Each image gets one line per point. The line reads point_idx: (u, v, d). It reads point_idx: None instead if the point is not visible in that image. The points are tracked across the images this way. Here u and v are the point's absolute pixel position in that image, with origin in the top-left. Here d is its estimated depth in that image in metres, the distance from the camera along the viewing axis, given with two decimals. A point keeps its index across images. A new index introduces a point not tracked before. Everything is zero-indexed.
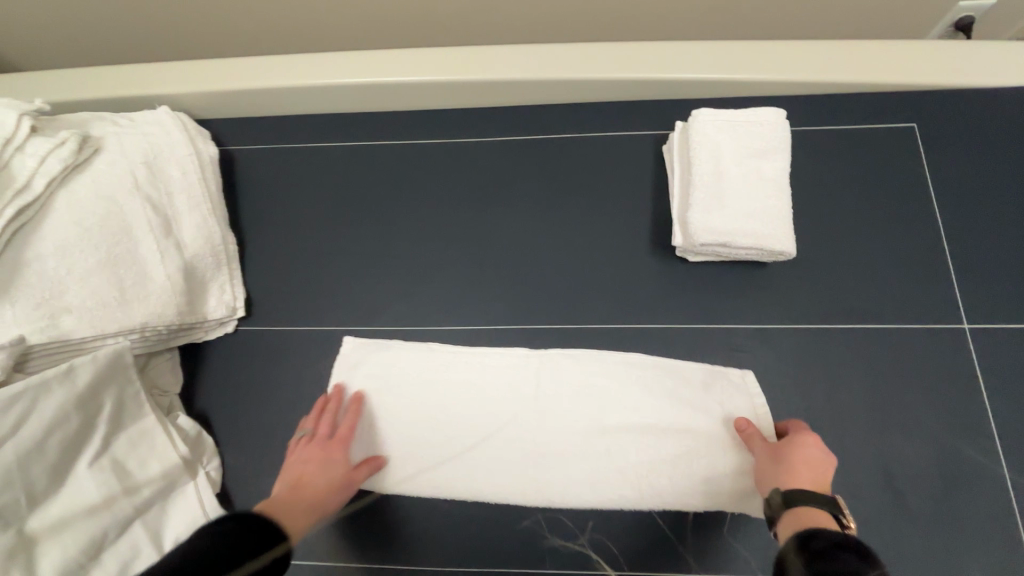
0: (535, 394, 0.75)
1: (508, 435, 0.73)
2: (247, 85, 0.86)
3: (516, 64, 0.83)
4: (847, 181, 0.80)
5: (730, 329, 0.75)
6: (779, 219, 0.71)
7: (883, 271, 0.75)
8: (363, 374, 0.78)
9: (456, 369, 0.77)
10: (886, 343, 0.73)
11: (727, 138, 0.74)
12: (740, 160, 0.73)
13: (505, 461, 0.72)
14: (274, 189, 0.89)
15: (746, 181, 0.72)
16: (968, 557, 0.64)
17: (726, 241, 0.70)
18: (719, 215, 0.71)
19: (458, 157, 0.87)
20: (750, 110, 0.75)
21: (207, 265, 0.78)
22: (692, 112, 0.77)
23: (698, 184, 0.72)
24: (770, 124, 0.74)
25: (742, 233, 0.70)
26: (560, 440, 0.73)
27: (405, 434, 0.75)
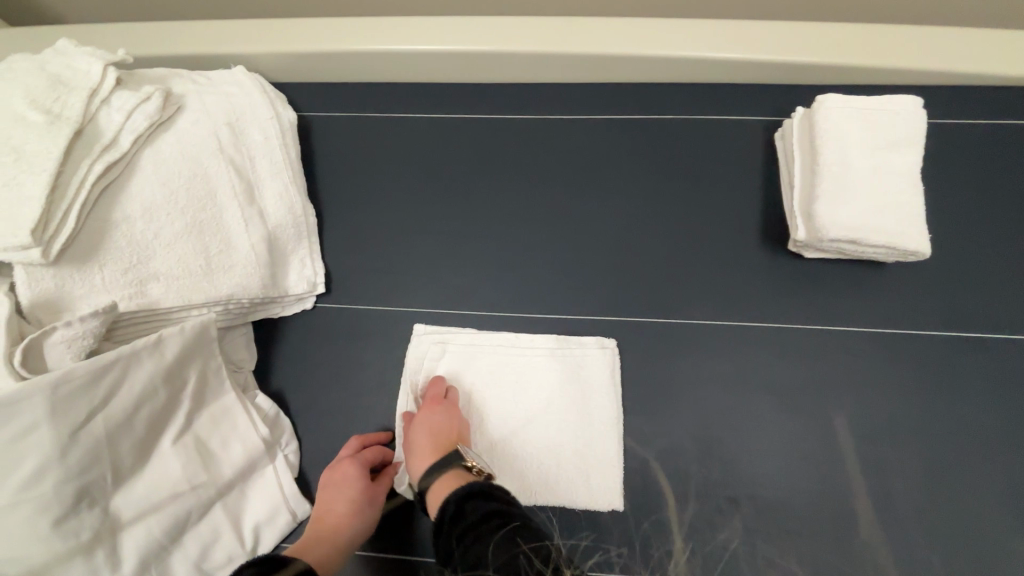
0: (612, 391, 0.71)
1: (579, 434, 0.70)
2: (332, 47, 0.81)
3: (621, 37, 0.77)
4: (976, 180, 0.74)
5: (846, 332, 0.71)
6: (914, 216, 0.66)
7: (1012, 279, 0.71)
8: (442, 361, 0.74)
9: (541, 363, 0.73)
10: (1011, 355, 0.69)
11: (857, 126, 0.68)
12: (872, 152, 0.68)
13: (573, 461, 0.69)
14: (352, 159, 0.84)
15: (879, 175, 0.67)
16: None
17: (857, 238, 0.65)
18: (849, 209, 0.66)
19: (550, 134, 0.82)
20: (882, 98, 0.69)
21: (288, 237, 0.74)
22: (816, 98, 0.72)
23: (826, 175, 0.67)
24: (904, 114, 0.68)
25: (874, 230, 0.65)
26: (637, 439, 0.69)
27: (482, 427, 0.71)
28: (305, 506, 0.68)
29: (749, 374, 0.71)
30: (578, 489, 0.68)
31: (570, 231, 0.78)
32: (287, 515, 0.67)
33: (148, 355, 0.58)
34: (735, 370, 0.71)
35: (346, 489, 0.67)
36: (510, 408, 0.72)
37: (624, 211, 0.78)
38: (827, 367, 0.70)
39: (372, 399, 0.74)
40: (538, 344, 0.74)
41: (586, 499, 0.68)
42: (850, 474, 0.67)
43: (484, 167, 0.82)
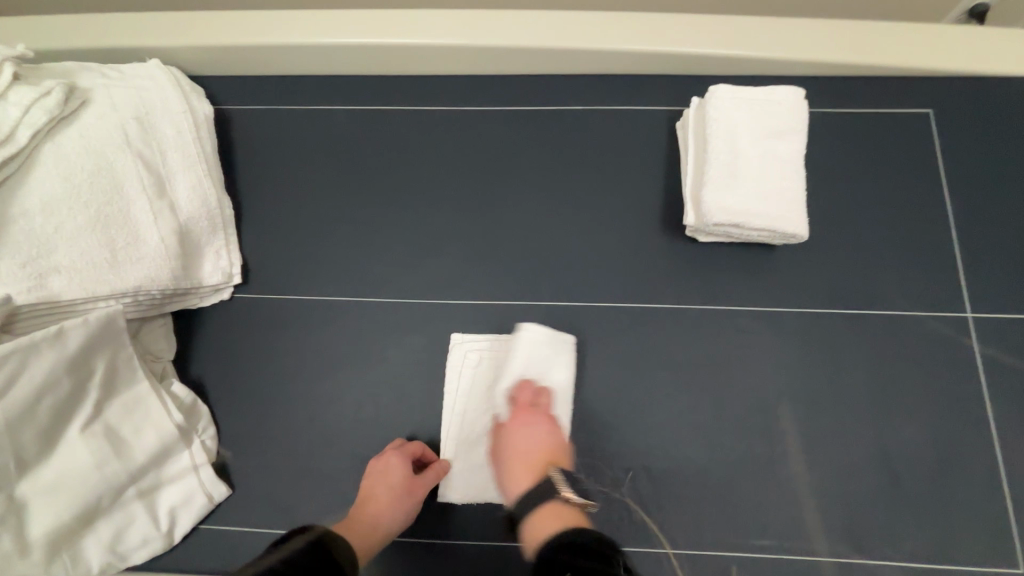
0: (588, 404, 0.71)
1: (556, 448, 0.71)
2: (247, 41, 0.82)
3: (528, 31, 0.80)
4: (860, 166, 0.79)
5: (737, 312, 0.75)
6: (792, 201, 0.70)
7: (892, 258, 0.75)
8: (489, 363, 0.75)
9: (556, 359, 0.72)
10: (891, 330, 0.73)
11: (744, 116, 0.72)
12: (757, 140, 0.71)
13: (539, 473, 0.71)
14: (271, 152, 0.85)
15: (763, 162, 0.71)
16: (957, 543, 0.66)
17: (738, 222, 0.69)
18: (733, 195, 0.69)
19: (465, 125, 0.84)
20: (768, 88, 0.73)
21: (203, 229, 0.75)
22: (709, 89, 0.75)
23: (713, 163, 0.71)
24: (787, 104, 0.72)
25: (755, 214, 0.69)
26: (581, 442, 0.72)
27: (482, 429, 0.73)
28: (221, 489, 0.71)
29: (648, 353, 0.74)
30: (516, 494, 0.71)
31: (483, 219, 0.81)
32: (203, 498, 0.69)
33: (51, 346, 0.60)
34: (636, 350, 0.75)
35: (389, 476, 0.68)
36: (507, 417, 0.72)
37: (535, 199, 0.81)
38: (720, 345, 0.74)
39: (290, 385, 0.77)
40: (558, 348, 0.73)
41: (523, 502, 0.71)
42: (737, 444, 0.71)
43: (401, 158, 0.84)
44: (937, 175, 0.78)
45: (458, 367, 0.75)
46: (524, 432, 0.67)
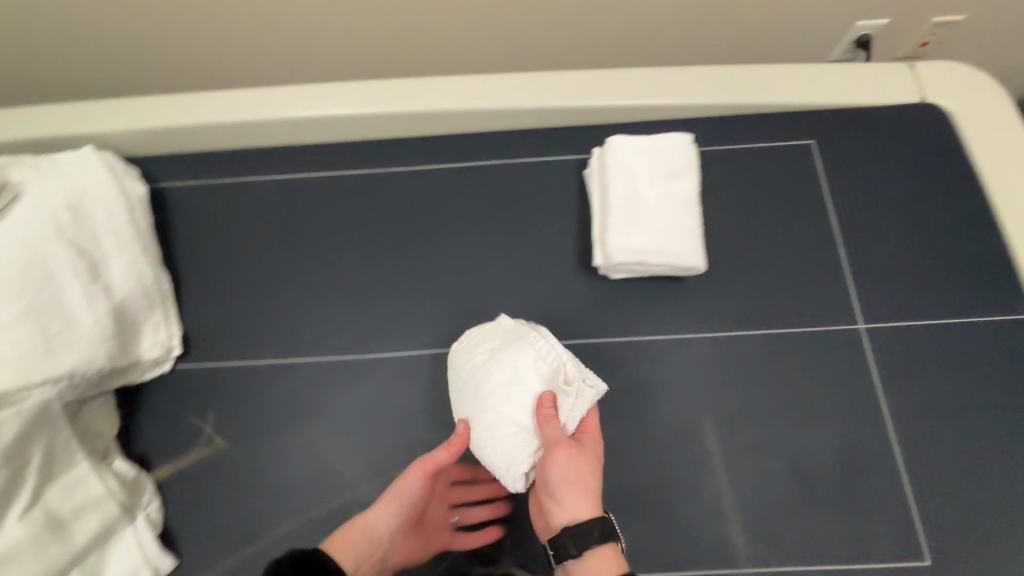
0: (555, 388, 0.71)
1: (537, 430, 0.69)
2: (178, 122, 0.87)
3: (443, 95, 0.87)
4: (754, 196, 0.86)
5: (653, 340, 0.80)
6: (689, 236, 0.76)
7: (789, 278, 0.82)
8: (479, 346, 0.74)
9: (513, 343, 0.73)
10: (792, 345, 0.79)
11: (639, 162, 0.79)
12: (653, 183, 0.78)
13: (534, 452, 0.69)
14: (209, 224, 0.90)
15: (660, 200, 0.77)
16: (870, 540, 0.71)
17: (641, 259, 0.74)
18: (635, 234, 0.75)
19: (392, 185, 0.90)
20: (658, 136, 0.80)
21: (140, 306, 0.78)
22: (607, 139, 0.82)
23: (615, 206, 0.77)
24: (677, 149, 0.79)
25: (655, 251, 0.75)
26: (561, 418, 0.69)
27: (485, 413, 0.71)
28: (168, 560, 0.72)
29: None
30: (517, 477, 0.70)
31: (413, 271, 0.86)
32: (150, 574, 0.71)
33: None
34: None
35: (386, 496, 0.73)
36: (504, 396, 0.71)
37: (460, 249, 0.86)
38: (640, 372, 0.79)
39: (233, 448, 0.79)
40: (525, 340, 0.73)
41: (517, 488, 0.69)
42: (662, 466, 0.75)
43: (333, 220, 0.89)
44: (822, 198, 0.86)
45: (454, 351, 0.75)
46: (576, 467, 0.67)
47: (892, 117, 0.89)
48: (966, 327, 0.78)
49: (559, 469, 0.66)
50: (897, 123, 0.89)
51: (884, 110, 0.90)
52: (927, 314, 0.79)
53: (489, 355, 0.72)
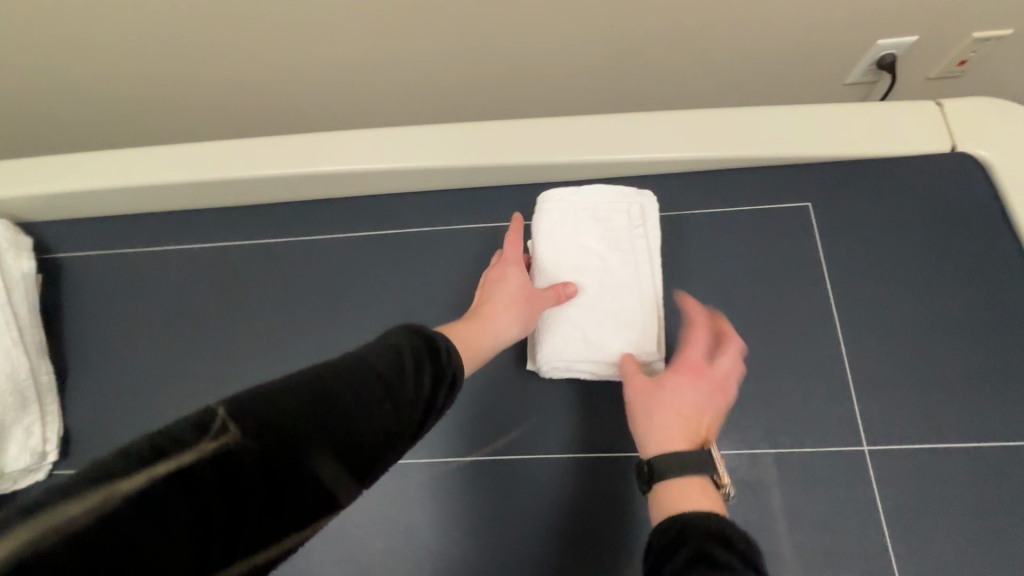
0: (610, 269, 0.61)
1: (600, 259, 0.61)
2: (58, 187, 0.75)
3: (358, 150, 0.72)
4: (733, 275, 0.70)
5: (603, 459, 0.65)
6: (644, 328, 0.60)
7: (773, 382, 0.66)
8: (620, 268, 0.61)
9: (628, 268, 0.61)
10: (775, 468, 0.64)
11: (584, 230, 0.62)
12: (603, 255, 0.61)
13: (602, 323, 0.60)
14: (103, 303, 0.79)
15: (608, 280, 0.61)
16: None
17: (583, 369, 0.60)
18: (574, 330, 0.60)
19: (305, 256, 0.77)
20: (611, 191, 0.62)
21: (7, 408, 0.68)
22: (546, 193, 0.65)
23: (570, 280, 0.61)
24: (636, 211, 0.62)
25: (599, 354, 0.60)
26: (615, 303, 0.60)
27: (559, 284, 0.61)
28: None
29: (498, 517, 0.64)
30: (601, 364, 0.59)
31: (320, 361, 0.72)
32: None
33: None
34: (486, 512, 0.65)
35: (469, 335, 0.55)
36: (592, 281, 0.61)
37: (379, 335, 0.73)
38: (581, 501, 0.64)
39: None
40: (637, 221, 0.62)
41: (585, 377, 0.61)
42: None
43: (235, 297, 0.77)
44: (818, 279, 0.69)
45: (561, 244, 0.62)
46: (674, 395, 0.55)
47: (918, 172, 0.71)
48: (1004, 453, 0.61)
49: (666, 397, 0.55)
50: (924, 180, 0.71)
51: (908, 163, 0.72)
52: (949, 436, 0.62)
53: (566, 256, 0.61)
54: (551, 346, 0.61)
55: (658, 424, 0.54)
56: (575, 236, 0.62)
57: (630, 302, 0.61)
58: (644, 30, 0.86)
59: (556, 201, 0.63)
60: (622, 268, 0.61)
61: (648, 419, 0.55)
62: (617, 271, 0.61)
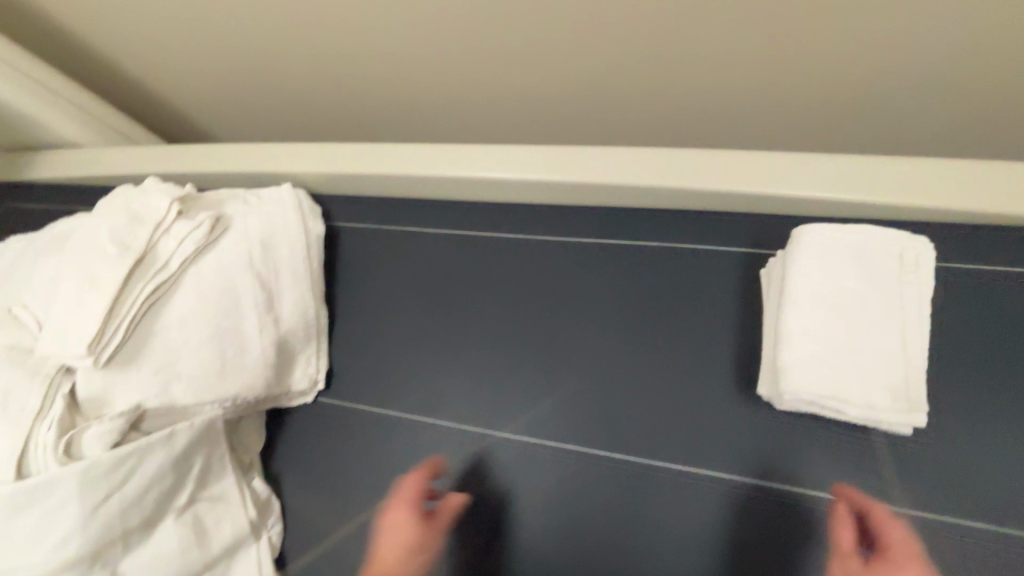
0: (876, 310, 0.59)
1: (865, 298, 0.60)
2: (354, 169, 0.91)
3: (611, 164, 0.78)
4: (986, 341, 0.67)
5: (804, 492, 0.69)
6: (909, 375, 0.57)
7: (1012, 461, 0.64)
8: (885, 311, 0.59)
9: (894, 312, 0.59)
10: (996, 548, 0.63)
11: (851, 266, 0.61)
12: (869, 294, 0.60)
13: (864, 363, 0.58)
14: (368, 268, 0.95)
15: (873, 320, 0.59)
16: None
17: (839, 404, 0.58)
18: (833, 364, 0.58)
19: (539, 256, 0.87)
20: (884, 233, 0.61)
21: (298, 339, 0.85)
22: (805, 225, 0.64)
23: (827, 317, 0.60)
24: (911, 257, 0.60)
25: (862, 393, 0.57)
26: (879, 345, 0.58)
27: (819, 317, 0.60)
28: None
29: (692, 520, 0.71)
30: (858, 403, 0.57)
31: (541, 352, 0.83)
32: None
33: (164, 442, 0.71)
34: (682, 514, 0.72)
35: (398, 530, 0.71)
36: (854, 318, 0.59)
37: (598, 336, 0.80)
38: (779, 532, 0.69)
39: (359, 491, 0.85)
40: (907, 267, 0.60)
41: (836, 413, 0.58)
42: None
43: (475, 283, 0.89)
44: None
45: (821, 276, 0.61)
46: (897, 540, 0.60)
47: None
48: None
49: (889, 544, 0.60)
50: None
51: None
52: None
53: (827, 289, 0.61)
54: (807, 374, 0.59)
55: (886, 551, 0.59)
56: (839, 269, 0.61)
57: (895, 346, 0.58)
58: (932, 74, 0.77)
59: (821, 235, 0.62)
60: (889, 311, 0.59)
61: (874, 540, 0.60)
62: (881, 313, 0.59)
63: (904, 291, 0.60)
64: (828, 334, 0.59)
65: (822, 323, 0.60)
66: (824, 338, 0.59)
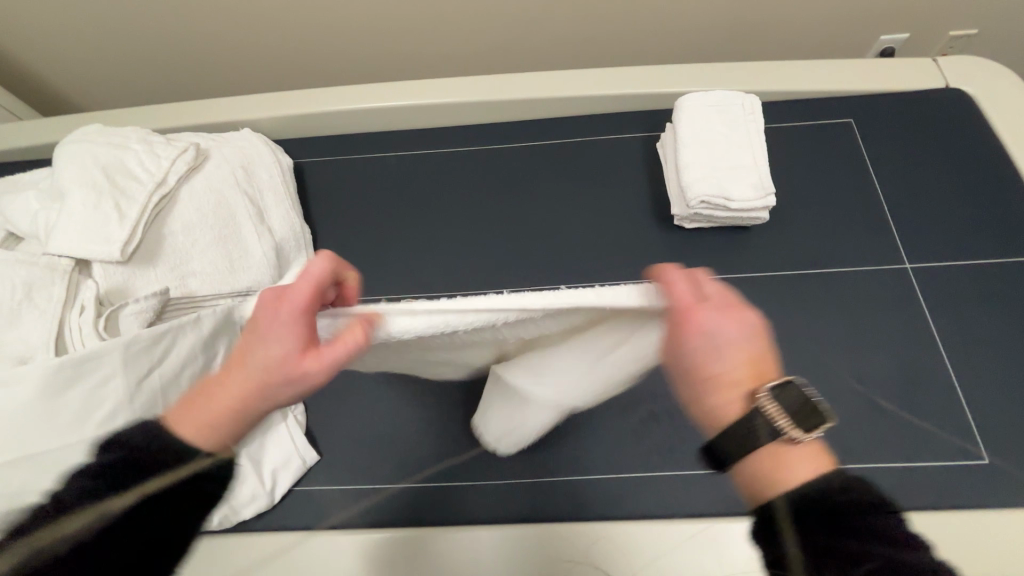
0: (733, 139, 0.90)
1: (725, 134, 0.90)
2: (321, 108, 1.07)
3: (534, 83, 1.05)
4: (804, 163, 1.00)
5: (722, 279, 0.93)
6: (760, 174, 0.87)
7: (839, 228, 0.94)
8: (739, 139, 0.90)
9: (744, 139, 0.90)
10: (847, 283, 0.90)
11: (712, 117, 0.91)
12: (728, 132, 0.90)
13: (731, 171, 0.87)
14: (339, 191, 1.08)
15: (734, 145, 0.89)
16: (937, 442, 0.79)
17: (724, 197, 0.86)
18: (714, 174, 0.87)
19: (490, 159, 1.07)
20: (726, 96, 0.93)
21: (290, 247, 0.94)
22: (679, 100, 0.95)
23: (706, 149, 0.89)
24: (746, 108, 0.92)
25: (735, 188, 0.86)
26: (739, 159, 0.88)
27: (700, 149, 0.89)
28: (312, 454, 0.84)
29: None
30: (734, 195, 0.86)
31: (505, 226, 1.02)
32: (299, 462, 0.83)
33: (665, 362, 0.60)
34: None
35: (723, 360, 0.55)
36: (722, 146, 0.89)
37: (549, 207, 1.02)
38: None
39: None
40: (745, 114, 0.92)
41: (724, 205, 0.86)
42: None
43: (440, 188, 1.06)
44: (865, 163, 0.99)
45: (696, 124, 0.91)
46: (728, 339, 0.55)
47: (923, 100, 1.03)
48: (1005, 267, 0.89)
49: (728, 338, 0.55)
50: (929, 105, 1.02)
51: (914, 95, 1.04)
52: (964, 257, 0.90)
53: (702, 132, 0.90)
54: (701, 183, 0.86)
55: (730, 363, 0.55)
56: (706, 119, 0.91)
57: (748, 158, 0.88)
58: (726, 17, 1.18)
59: (692, 101, 0.92)
60: (741, 139, 0.90)
61: (724, 346, 0.55)
62: (737, 140, 0.89)
63: (747, 128, 0.91)
64: (708, 158, 0.88)
65: (702, 151, 0.88)
66: (705, 160, 0.88)
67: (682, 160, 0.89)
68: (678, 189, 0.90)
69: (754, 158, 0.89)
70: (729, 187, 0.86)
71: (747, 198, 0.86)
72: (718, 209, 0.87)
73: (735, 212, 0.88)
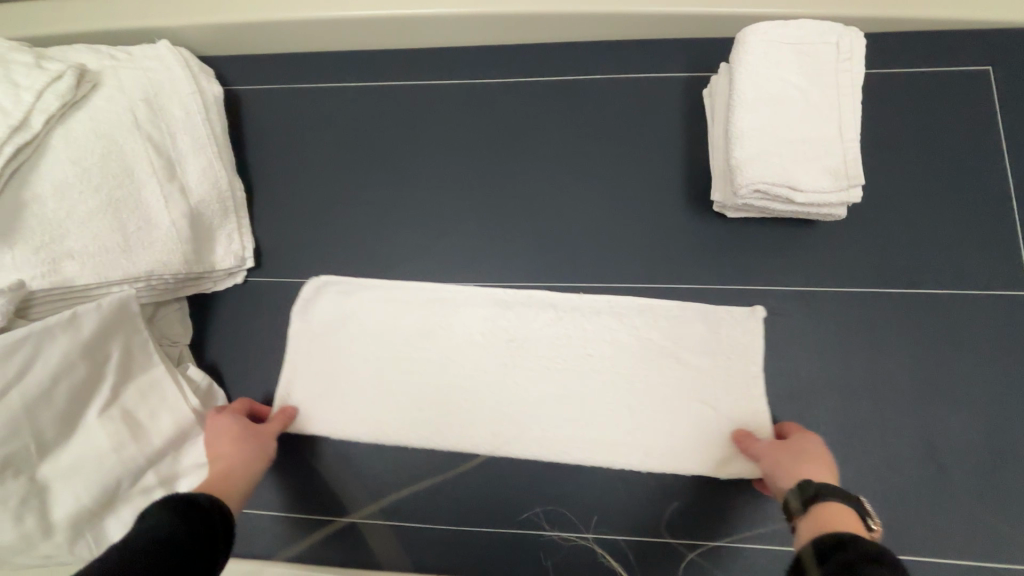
0: (812, 100, 0.62)
1: (805, 92, 0.63)
2: (256, 16, 0.79)
3: None
4: (910, 132, 0.72)
5: (767, 292, 0.70)
6: (845, 156, 0.61)
7: (943, 233, 0.69)
8: (821, 98, 0.63)
9: (829, 99, 0.63)
10: (938, 314, 0.68)
11: (789, 62, 0.63)
12: (807, 88, 0.63)
13: (806, 148, 0.61)
14: (286, 134, 0.84)
15: (812, 110, 0.62)
16: (994, 538, 0.64)
17: (785, 190, 0.61)
18: (779, 154, 0.61)
19: (480, 99, 0.81)
20: (816, 30, 0.64)
21: (213, 213, 0.73)
22: (743, 30, 0.66)
23: (771, 115, 0.62)
24: (842, 51, 0.63)
25: (803, 177, 0.61)
26: (817, 131, 0.62)
27: (763, 114, 0.62)
28: None
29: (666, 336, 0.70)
30: (802, 186, 0.61)
31: (492, 196, 0.78)
32: None
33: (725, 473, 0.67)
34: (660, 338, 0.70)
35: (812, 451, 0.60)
36: (795, 110, 0.62)
37: (549, 172, 0.78)
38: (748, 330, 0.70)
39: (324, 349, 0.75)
40: (839, 60, 0.63)
41: (786, 196, 0.62)
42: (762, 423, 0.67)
43: (414, 136, 0.82)
44: (998, 142, 0.71)
45: (761, 73, 0.63)
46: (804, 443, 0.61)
47: None
48: None
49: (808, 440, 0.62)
50: None
51: None
52: None
53: (768, 85, 0.63)
54: (758, 165, 0.61)
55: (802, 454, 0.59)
56: (778, 67, 0.63)
57: (832, 131, 0.62)
58: None
59: (762, 35, 0.64)
60: (827, 100, 0.63)
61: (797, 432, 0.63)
62: (817, 101, 0.62)
63: (837, 85, 0.63)
64: (772, 129, 0.62)
65: (766, 117, 0.62)
66: (768, 131, 0.62)
67: (735, 128, 0.62)
68: (725, 169, 0.65)
69: (840, 130, 0.62)
70: (797, 171, 0.61)
71: (820, 192, 0.61)
72: (777, 202, 0.63)
73: (799, 207, 0.63)
